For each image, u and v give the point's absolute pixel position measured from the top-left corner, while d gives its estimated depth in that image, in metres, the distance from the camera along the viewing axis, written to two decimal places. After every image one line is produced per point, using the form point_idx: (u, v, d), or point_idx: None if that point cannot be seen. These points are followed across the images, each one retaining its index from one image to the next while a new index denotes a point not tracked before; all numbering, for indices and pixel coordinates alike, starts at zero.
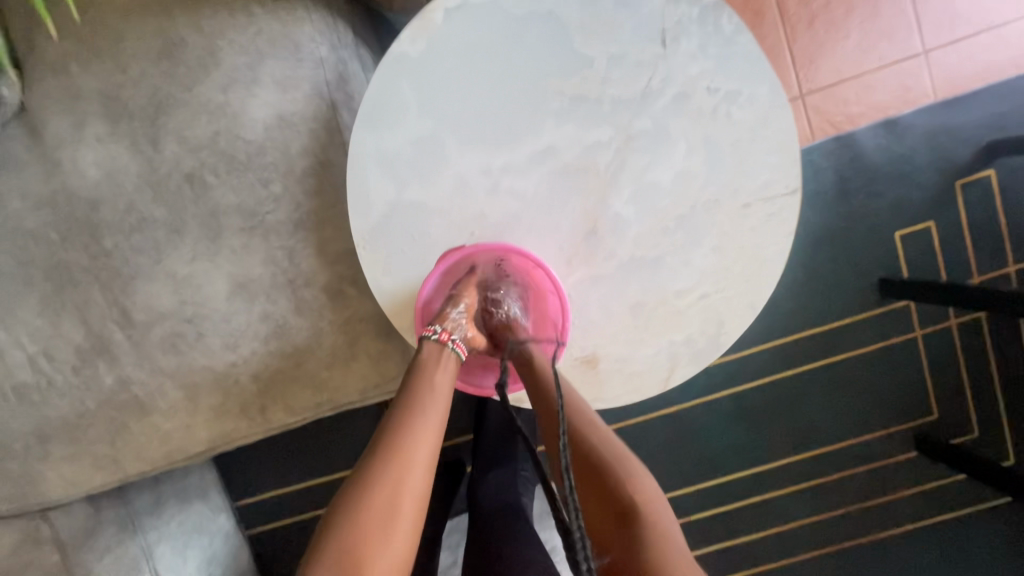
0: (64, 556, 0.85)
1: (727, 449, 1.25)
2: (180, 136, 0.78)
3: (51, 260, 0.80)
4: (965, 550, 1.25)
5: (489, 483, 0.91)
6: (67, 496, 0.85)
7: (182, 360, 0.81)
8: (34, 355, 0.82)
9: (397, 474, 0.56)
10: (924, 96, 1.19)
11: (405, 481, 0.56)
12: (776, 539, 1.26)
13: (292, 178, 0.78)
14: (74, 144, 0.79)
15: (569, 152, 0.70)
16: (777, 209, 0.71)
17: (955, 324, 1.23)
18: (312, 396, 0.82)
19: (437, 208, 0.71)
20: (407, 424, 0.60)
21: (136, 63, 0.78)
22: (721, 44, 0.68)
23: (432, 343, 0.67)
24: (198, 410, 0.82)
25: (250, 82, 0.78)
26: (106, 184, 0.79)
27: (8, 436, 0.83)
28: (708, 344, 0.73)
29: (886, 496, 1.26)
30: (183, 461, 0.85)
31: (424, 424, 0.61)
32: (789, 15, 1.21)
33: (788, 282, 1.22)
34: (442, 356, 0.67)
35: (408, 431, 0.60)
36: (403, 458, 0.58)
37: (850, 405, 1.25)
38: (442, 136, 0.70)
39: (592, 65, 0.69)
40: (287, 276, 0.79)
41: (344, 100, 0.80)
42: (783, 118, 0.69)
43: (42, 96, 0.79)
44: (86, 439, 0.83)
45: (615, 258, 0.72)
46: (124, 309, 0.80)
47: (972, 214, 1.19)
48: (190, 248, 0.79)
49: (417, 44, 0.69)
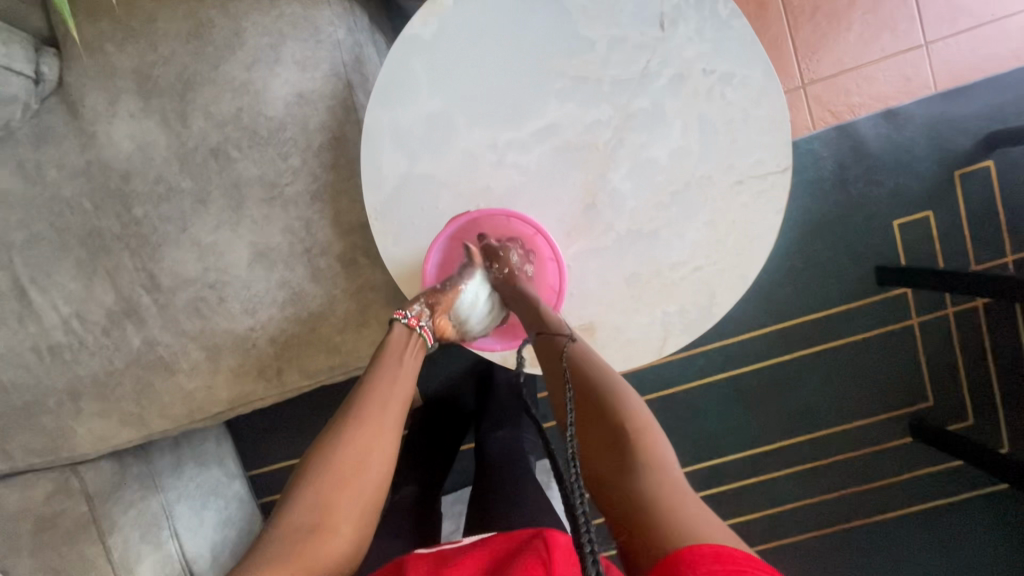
0: (92, 507, 0.90)
1: (723, 430, 1.29)
2: (207, 112, 0.83)
3: (85, 227, 0.86)
4: (958, 534, 1.27)
5: (494, 435, 0.97)
6: (95, 450, 0.90)
7: (205, 323, 0.86)
8: (67, 317, 0.87)
9: (361, 442, 0.59)
10: (925, 87, 1.22)
11: (368, 450, 0.59)
12: (770, 519, 1.30)
13: (310, 152, 0.83)
14: (109, 118, 0.84)
15: (570, 130, 0.74)
16: (768, 186, 0.74)
17: (952, 312, 1.25)
18: (325, 359, 0.87)
19: (445, 180, 0.75)
20: (373, 398, 0.63)
21: (166, 43, 0.83)
22: (717, 28, 0.72)
23: (401, 327, 0.70)
24: (219, 370, 0.87)
25: (272, 61, 0.82)
26: (138, 156, 0.84)
27: (42, 392, 0.89)
28: (700, 314, 0.77)
29: (879, 480, 1.28)
30: (203, 421, 0.90)
31: (390, 398, 0.64)
32: (792, 6, 1.24)
33: (787, 268, 1.25)
34: (411, 342, 0.70)
35: (373, 405, 0.63)
36: (367, 429, 0.60)
37: (846, 390, 1.27)
38: (451, 112, 0.74)
39: (593, 47, 0.72)
40: (304, 245, 0.84)
41: (360, 80, 0.85)
42: (775, 99, 0.73)
43: (79, 74, 0.85)
44: (115, 397, 0.89)
45: (613, 231, 0.76)
46: (152, 274, 0.86)
47: (970, 203, 1.21)
48: (214, 217, 0.84)
49: (428, 26, 0.74)
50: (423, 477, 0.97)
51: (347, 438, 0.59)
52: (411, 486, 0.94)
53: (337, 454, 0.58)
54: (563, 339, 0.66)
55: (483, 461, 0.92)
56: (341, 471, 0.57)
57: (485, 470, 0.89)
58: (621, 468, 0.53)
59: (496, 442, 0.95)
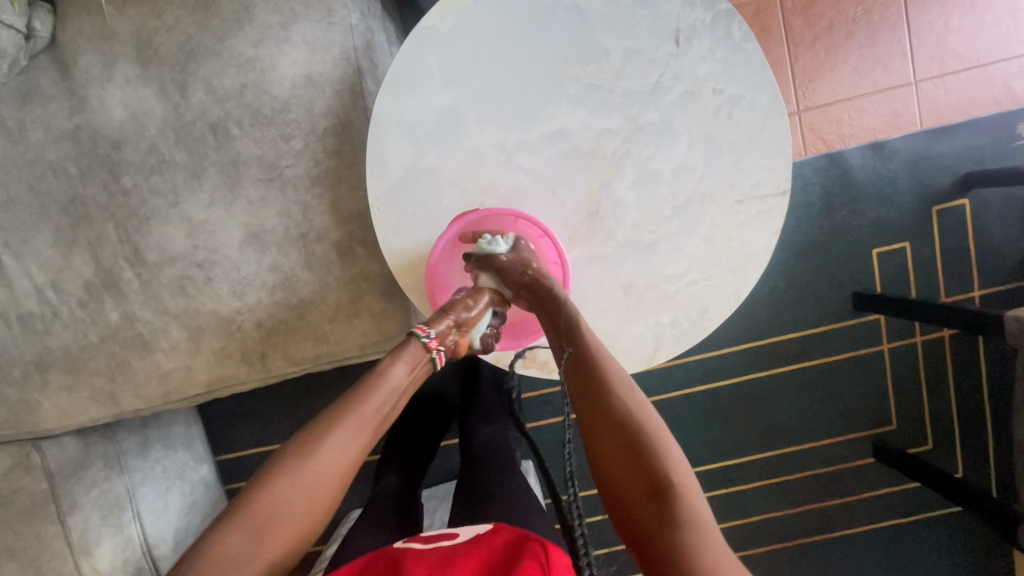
0: (52, 485, 0.87)
1: (698, 442, 1.32)
2: (208, 85, 0.80)
3: (68, 194, 0.83)
4: (909, 553, 1.33)
5: (478, 429, 0.96)
6: (60, 426, 0.87)
7: (189, 302, 0.84)
8: (41, 286, 0.83)
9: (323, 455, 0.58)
10: (911, 124, 1.27)
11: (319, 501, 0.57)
12: (736, 529, 1.34)
13: (314, 136, 0.82)
14: (103, 83, 0.81)
15: (580, 136, 0.74)
16: (766, 208, 0.76)
17: (921, 340, 1.30)
18: (313, 346, 0.85)
19: (451, 175, 0.75)
20: (336, 437, 0.59)
21: (171, 11, 0.80)
22: (729, 49, 0.74)
23: (419, 346, 0.68)
24: (200, 351, 0.85)
25: (282, 40, 0.80)
26: (131, 124, 0.81)
27: (7, 362, 0.85)
28: (692, 327, 0.78)
29: (842, 498, 1.33)
30: (179, 402, 0.88)
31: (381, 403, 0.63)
32: (793, 33, 1.27)
33: (769, 288, 1.29)
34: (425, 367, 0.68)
35: (331, 425, 0.60)
36: (324, 474, 0.57)
37: (817, 409, 1.32)
38: (463, 108, 0.74)
39: (609, 56, 0.73)
40: (300, 230, 0.83)
41: (369, 67, 0.83)
42: (779, 123, 0.75)
43: (73, 33, 0.81)
44: (87, 372, 0.85)
45: (613, 240, 0.77)
46: (137, 248, 0.83)
47: (945, 238, 1.27)
48: (207, 194, 0.82)
49: (446, 20, 0.73)
50: (405, 464, 0.97)
51: (288, 474, 0.56)
52: (392, 473, 0.94)
53: (280, 493, 0.56)
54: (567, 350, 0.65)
55: (467, 455, 0.92)
56: (278, 507, 0.55)
57: (472, 464, 0.89)
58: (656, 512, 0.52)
59: (480, 436, 0.95)
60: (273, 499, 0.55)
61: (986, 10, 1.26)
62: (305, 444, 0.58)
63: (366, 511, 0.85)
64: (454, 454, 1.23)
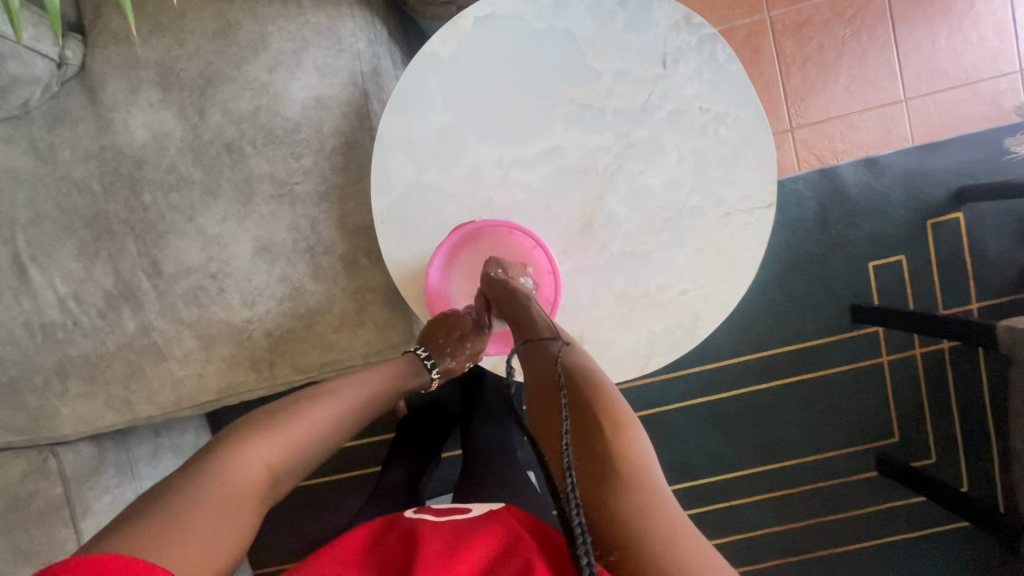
0: (67, 489, 0.90)
1: (699, 455, 1.32)
2: (225, 108, 0.86)
3: (92, 210, 0.88)
4: (915, 568, 1.32)
5: (479, 433, 0.99)
6: (76, 432, 0.90)
7: (202, 312, 0.88)
8: (64, 296, 0.88)
9: (338, 401, 0.69)
10: (903, 140, 1.30)
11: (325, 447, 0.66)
12: (738, 543, 1.33)
13: (322, 154, 0.86)
14: (128, 106, 0.87)
15: (573, 153, 0.78)
16: (754, 220, 0.79)
17: (920, 352, 1.31)
18: (318, 355, 0.89)
19: (451, 190, 0.79)
20: (351, 397, 0.70)
21: (192, 39, 0.86)
22: (714, 70, 0.78)
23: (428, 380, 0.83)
24: (212, 359, 0.88)
25: (294, 66, 0.86)
26: (152, 144, 0.87)
27: (29, 370, 0.89)
28: (684, 335, 0.81)
29: (846, 512, 1.32)
30: (191, 409, 0.91)
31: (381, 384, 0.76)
32: (785, 54, 1.32)
33: (767, 300, 1.31)
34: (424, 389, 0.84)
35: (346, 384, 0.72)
36: (336, 420, 0.68)
37: (818, 421, 1.32)
38: (462, 127, 0.78)
39: (600, 78, 0.77)
40: (308, 243, 0.87)
41: (376, 90, 0.88)
42: (764, 139, 0.78)
43: (102, 61, 0.87)
44: (104, 378, 0.89)
45: (607, 250, 0.80)
46: (154, 260, 0.87)
47: (940, 250, 1.28)
48: (222, 209, 0.87)
49: (447, 45, 0.78)
50: (411, 465, 1.00)
51: (311, 414, 0.65)
52: (398, 466, 0.99)
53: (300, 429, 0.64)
54: (557, 341, 0.67)
55: (468, 457, 0.95)
56: (302, 431, 0.64)
57: (474, 465, 0.91)
58: (602, 483, 0.50)
59: (481, 439, 0.97)
60: (296, 431, 0.63)
61: (972, 30, 1.29)
62: (322, 394, 0.69)
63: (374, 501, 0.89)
64: (455, 464, 1.25)
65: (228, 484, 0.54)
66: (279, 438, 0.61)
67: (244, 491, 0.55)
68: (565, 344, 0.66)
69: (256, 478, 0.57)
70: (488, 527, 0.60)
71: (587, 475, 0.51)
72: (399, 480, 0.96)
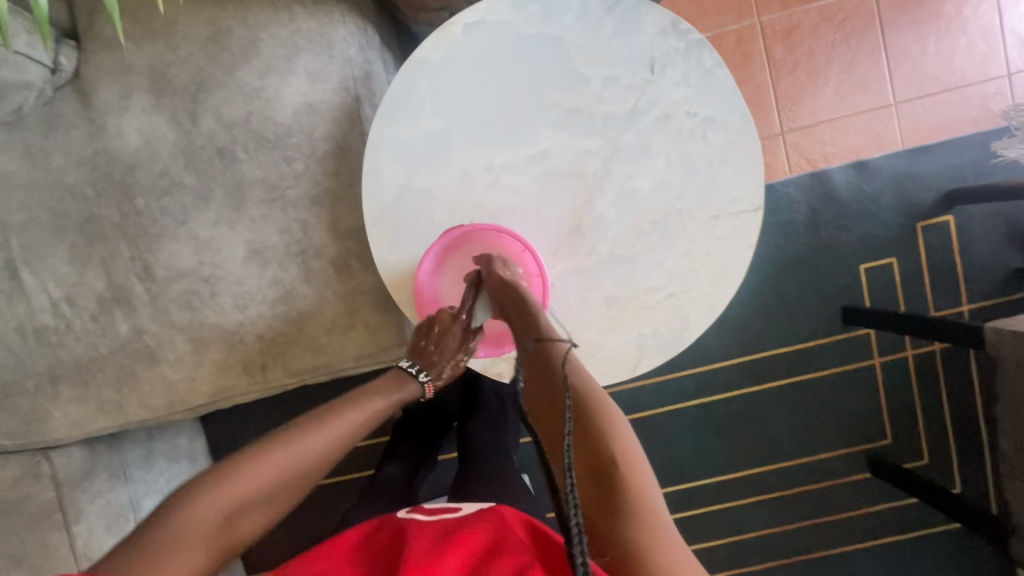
0: (59, 493, 0.89)
1: (693, 457, 1.33)
2: (217, 113, 0.86)
3: (85, 215, 0.88)
4: (909, 570, 1.32)
5: (475, 435, 1.00)
6: (68, 436, 0.90)
7: (194, 315, 0.88)
8: (56, 300, 0.88)
9: (307, 436, 0.63)
10: (893, 143, 1.31)
11: (304, 482, 0.64)
12: (733, 545, 1.33)
13: (313, 159, 0.87)
14: (120, 112, 0.87)
15: (562, 157, 0.79)
16: (741, 223, 0.80)
17: (911, 354, 1.32)
18: (311, 358, 0.89)
19: (441, 194, 0.80)
20: (322, 433, 0.64)
21: (184, 45, 0.87)
22: (701, 76, 0.79)
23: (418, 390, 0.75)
24: (204, 363, 0.89)
25: (286, 71, 0.86)
26: (144, 149, 0.87)
27: (21, 374, 0.89)
28: (673, 338, 0.81)
29: (839, 514, 1.33)
30: (183, 412, 0.91)
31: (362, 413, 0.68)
32: (775, 59, 1.33)
33: (759, 302, 1.31)
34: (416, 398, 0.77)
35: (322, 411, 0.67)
36: (303, 460, 0.63)
37: (811, 423, 1.33)
38: (452, 132, 0.79)
39: (588, 83, 0.78)
40: (300, 247, 0.87)
41: (367, 95, 0.89)
42: (751, 143, 0.79)
43: (95, 67, 0.88)
44: (96, 382, 0.89)
45: (596, 254, 0.80)
46: (146, 264, 0.88)
47: (930, 253, 1.29)
48: (214, 214, 0.87)
49: (437, 51, 0.79)
50: (407, 465, 1.02)
51: (273, 455, 0.61)
52: (395, 463, 1.00)
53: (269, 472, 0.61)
54: (561, 343, 0.61)
55: (464, 458, 0.96)
56: (263, 474, 0.60)
57: (468, 467, 0.93)
58: (613, 514, 0.51)
59: (476, 441, 0.98)
60: (255, 475, 0.60)
61: (960, 35, 1.31)
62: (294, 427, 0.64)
63: (371, 501, 0.91)
64: (450, 467, 1.25)
65: (176, 538, 0.55)
66: (235, 486, 0.59)
67: (192, 546, 0.56)
68: (572, 347, 0.62)
69: (207, 529, 0.57)
70: (471, 529, 0.61)
71: (601, 518, 0.51)
72: (396, 478, 0.97)
